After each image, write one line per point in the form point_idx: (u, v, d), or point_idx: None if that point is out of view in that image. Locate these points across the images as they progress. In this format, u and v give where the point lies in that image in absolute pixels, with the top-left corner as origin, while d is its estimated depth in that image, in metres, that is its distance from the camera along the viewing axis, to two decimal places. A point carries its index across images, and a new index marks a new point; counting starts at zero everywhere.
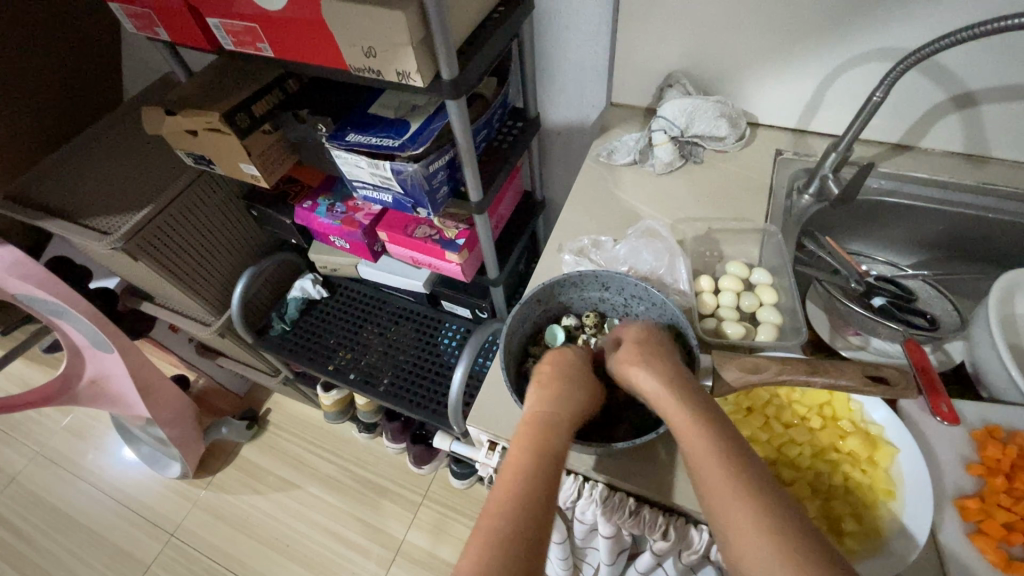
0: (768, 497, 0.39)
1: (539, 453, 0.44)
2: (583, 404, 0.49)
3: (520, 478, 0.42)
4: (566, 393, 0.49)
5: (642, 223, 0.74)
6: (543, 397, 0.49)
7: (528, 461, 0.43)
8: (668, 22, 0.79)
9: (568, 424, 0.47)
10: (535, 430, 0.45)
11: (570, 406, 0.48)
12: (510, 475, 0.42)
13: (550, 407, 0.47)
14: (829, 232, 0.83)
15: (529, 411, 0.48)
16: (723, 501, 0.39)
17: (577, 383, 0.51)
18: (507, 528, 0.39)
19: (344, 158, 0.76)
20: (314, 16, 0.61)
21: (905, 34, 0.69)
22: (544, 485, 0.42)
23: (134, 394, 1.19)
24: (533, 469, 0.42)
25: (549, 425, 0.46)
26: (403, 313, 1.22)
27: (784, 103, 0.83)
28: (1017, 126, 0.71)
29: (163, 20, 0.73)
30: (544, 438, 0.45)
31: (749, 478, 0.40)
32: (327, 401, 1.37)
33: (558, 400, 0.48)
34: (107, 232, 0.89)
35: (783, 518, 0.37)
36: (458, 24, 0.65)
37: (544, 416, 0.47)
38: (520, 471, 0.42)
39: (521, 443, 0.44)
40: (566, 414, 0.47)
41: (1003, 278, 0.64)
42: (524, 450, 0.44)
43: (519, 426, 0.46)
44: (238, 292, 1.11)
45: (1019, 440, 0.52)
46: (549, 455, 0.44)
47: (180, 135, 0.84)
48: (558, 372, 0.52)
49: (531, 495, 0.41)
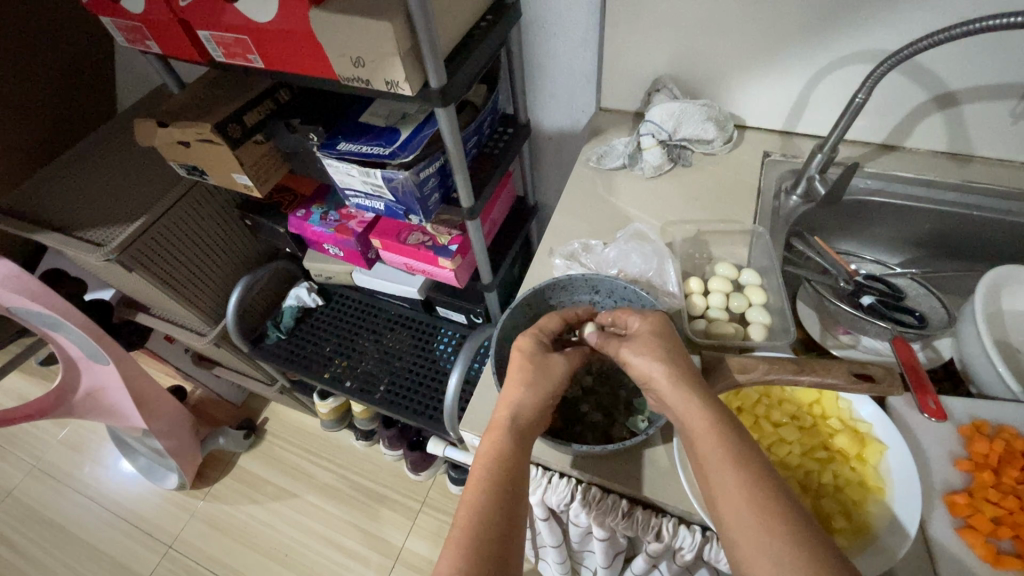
0: (772, 501, 0.39)
1: (504, 462, 0.46)
2: (545, 400, 0.51)
3: (487, 488, 0.44)
4: (527, 392, 0.51)
5: (631, 226, 0.75)
6: (504, 402, 0.51)
7: (489, 470, 0.45)
8: (654, 28, 0.80)
9: (527, 427, 0.49)
10: (497, 438, 0.48)
11: (531, 406, 0.50)
12: (477, 484, 0.45)
13: (512, 411, 0.50)
14: (819, 232, 0.84)
15: (499, 415, 0.50)
16: (732, 505, 0.40)
17: (541, 378, 0.52)
18: (476, 536, 0.41)
19: (335, 167, 0.77)
20: (303, 27, 0.62)
21: (885, 36, 0.70)
22: (508, 492, 0.44)
23: (129, 406, 1.19)
24: (496, 478, 0.45)
25: (511, 431, 0.48)
26: (398, 320, 1.22)
27: (770, 105, 0.84)
28: (998, 125, 0.73)
29: (154, 33, 0.74)
30: (506, 444, 0.47)
31: (756, 482, 0.40)
32: (324, 409, 1.38)
33: (520, 404, 0.50)
34: (99, 244, 0.89)
35: (786, 519, 0.38)
36: (445, 33, 0.66)
37: (503, 423, 0.49)
38: (485, 481, 0.45)
39: (487, 453, 0.47)
40: (524, 416, 0.50)
41: (986, 277, 0.65)
42: (489, 459, 0.46)
43: (484, 436, 0.49)
44: (232, 303, 1.11)
45: (1006, 435, 0.53)
46: (512, 462, 0.46)
47: (172, 146, 0.84)
48: (529, 364, 0.53)
49: (497, 502, 0.43)
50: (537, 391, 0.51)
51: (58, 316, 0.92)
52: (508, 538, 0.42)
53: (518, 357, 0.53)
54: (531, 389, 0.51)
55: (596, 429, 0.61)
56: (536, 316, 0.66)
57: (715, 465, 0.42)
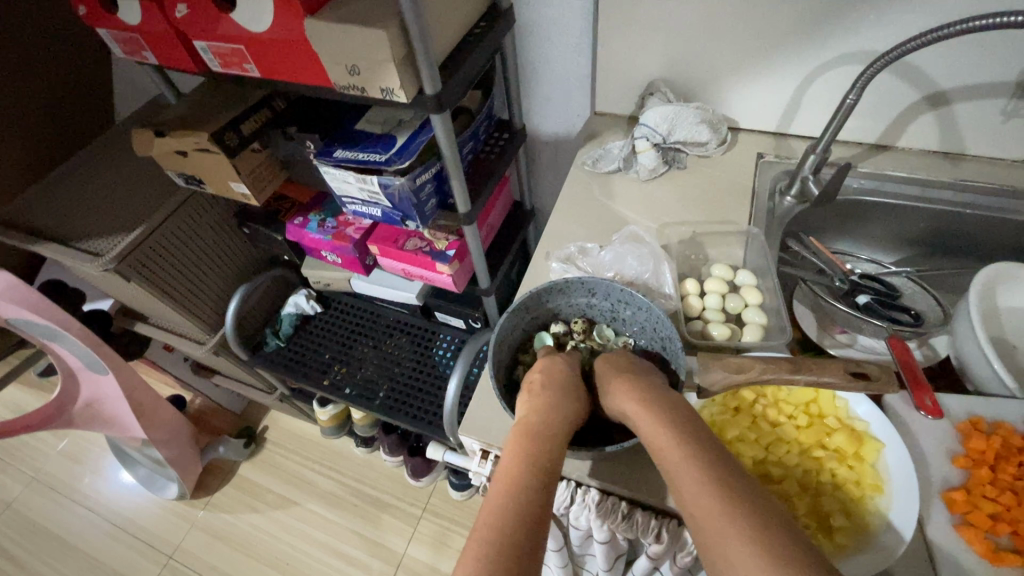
0: (748, 515, 0.37)
1: (530, 462, 0.44)
2: (574, 408, 0.51)
3: (511, 485, 0.43)
4: (557, 400, 0.51)
5: (626, 228, 0.75)
6: (533, 408, 0.50)
7: (517, 469, 0.44)
8: (647, 33, 0.81)
9: (558, 431, 0.48)
10: (525, 440, 0.47)
11: (562, 413, 0.50)
12: (501, 483, 0.43)
13: (535, 417, 0.49)
14: (814, 232, 0.84)
15: (523, 419, 0.49)
16: (708, 519, 0.38)
17: (568, 389, 0.53)
18: (501, 534, 0.39)
19: (332, 174, 0.77)
20: (298, 36, 0.62)
21: (876, 36, 0.71)
22: (538, 492, 0.43)
23: (128, 416, 1.19)
24: (524, 476, 0.43)
25: (538, 434, 0.47)
26: (397, 326, 1.23)
27: (763, 107, 0.84)
28: (989, 123, 0.73)
29: (150, 44, 0.74)
30: (535, 446, 0.46)
31: (732, 494, 0.39)
32: (324, 416, 1.37)
33: (547, 410, 0.50)
34: (97, 254, 0.89)
35: (756, 517, 0.37)
36: (440, 40, 0.66)
37: (530, 428, 0.48)
38: (510, 481, 0.43)
39: (511, 454, 0.46)
40: (557, 421, 0.49)
41: (979, 274, 0.66)
42: (514, 458, 0.45)
43: (508, 440, 0.48)
44: (231, 311, 1.11)
45: (1002, 431, 0.53)
46: (539, 460, 0.45)
47: (169, 155, 0.85)
48: (559, 375, 0.54)
49: (525, 501, 0.42)
50: (565, 401, 0.51)
51: (57, 327, 0.92)
52: (535, 540, 0.40)
53: (549, 370, 0.55)
54: (558, 398, 0.51)
55: None
56: (533, 320, 0.66)
57: (688, 479, 0.40)
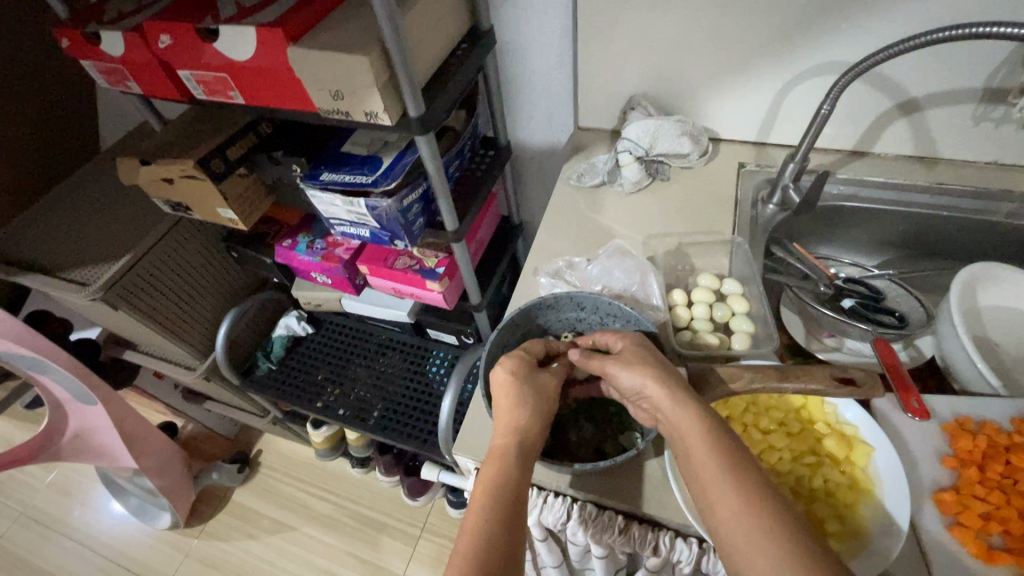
0: (761, 512, 0.39)
1: (503, 488, 0.46)
2: (540, 423, 0.51)
3: (487, 513, 0.44)
4: (521, 416, 0.51)
5: (613, 242, 0.76)
6: (500, 429, 0.51)
7: (488, 495, 0.45)
8: (625, 48, 0.83)
9: (528, 453, 0.49)
10: (494, 464, 0.48)
11: (527, 429, 0.50)
12: (477, 510, 0.45)
13: (510, 439, 0.50)
14: (798, 238, 0.86)
15: (497, 440, 0.50)
16: (724, 509, 0.40)
17: (529, 401, 0.52)
18: (476, 562, 0.41)
19: (319, 197, 0.77)
20: (279, 64, 0.63)
21: (846, 47, 0.73)
22: (508, 517, 0.44)
23: (118, 444, 1.18)
24: (500, 503, 0.45)
25: (512, 459, 0.48)
26: (390, 344, 1.23)
27: (741, 117, 0.86)
28: (961, 128, 0.75)
29: (134, 74, 0.75)
30: (504, 470, 0.47)
31: (748, 485, 0.41)
32: (317, 439, 1.36)
33: (520, 429, 0.50)
34: (85, 284, 0.89)
35: (780, 520, 0.39)
36: (422, 64, 0.67)
37: (506, 450, 0.49)
38: (482, 508, 0.45)
39: (486, 479, 0.47)
40: (521, 440, 0.50)
41: (958, 277, 0.68)
42: (491, 484, 0.46)
43: (485, 462, 0.48)
44: (222, 335, 1.11)
45: (988, 429, 0.54)
46: (513, 486, 0.46)
47: (154, 183, 0.85)
48: (519, 390, 0.53)
49: (500, 527, 0.43)
50: (532, 417, 0.51)
51: (44, 357, 0.92)
52: (511, 564, 0.42)
53: (509, 380, 0.53)
54: (525, 413, 0.51)
55: (588, 445, 0.61)
56: (524, 335, 0.66)
57: (707, 474, 0.42)
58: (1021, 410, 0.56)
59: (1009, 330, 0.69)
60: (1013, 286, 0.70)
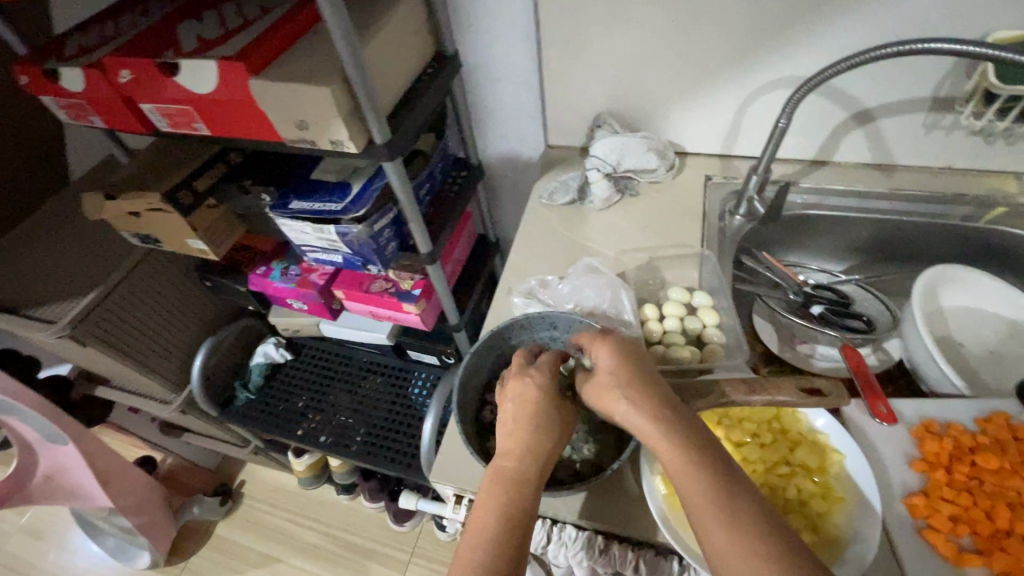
0: (756, 545, 0.38)
1: (506, 514, 0.45)
2: (551, 445, 0.50)
3: (488, 538, 0.43)
4: (533, 439, 0.50)
5: (582, 260, 0.76)
6: (510, 451, 0.49)
7: (490, 520, 0.45)
8: (589, 69, 0.84)
9: (535, 476, 0.48)
10: (499, 489, 0.47)
11: (536, 452, 0.49)
12: (477, 536, 0.44)
13: (516, 462, 0.48)
14: (767, 247, 0.87)
15: (501, 462, 0.49)
16: (718, 539, 0.39)
17: (546, 424, 0.51)
18: None
19: (289, 226, 0.77)
20: (241, 97, 0.63)
21: (800, 63, 0.75)
22: (509, 546, 0.43)
23: (93, 484, 1.14)
24: (502, 529, 0.44)
25: (515, 483, 0.47)
26: (370, 367, 1.21)
27: (705, 132, 0.88)
28: (914, 136, 0.78)
29: (97, 109, 0.74)
30: (508, 495, 0.46)
31: (746, 515, 0.40)
32: (300, 467, 1.33)
33: (527, 452, 0.49)
34: (51, 321, 0.87)
35: (768, 549, 0.38)
36: (385, 91, 0.68)
37: (509, 474, 0.48)
38: (483, 534, 0.44)
39: (487, 503, 0.46)
40: (535, 466, 0.48)
41: (920, 280, 0.70)
42: (493, 509, 0.45)
43: (486, 484, 0.48)
44: (198, 366, 1.09)
45: (953, 431, 0.55)
46: (516, 511, 0.45)
47: (121, 217, 0.84)
48: (541, 411, 0.51)
49: (501, 554, 0.43)
50: (543, 437, 0.50)
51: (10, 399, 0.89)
52: None
53: (531, 398, 0.52)
54: (537, 435, 0.50)
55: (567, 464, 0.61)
56: (498, 357, 0.66)
57: (699, 501, 0.41)
58: (984, 409, 0.57)
59: (970, 330, 0.72)
60: (972, 287, 0.72)
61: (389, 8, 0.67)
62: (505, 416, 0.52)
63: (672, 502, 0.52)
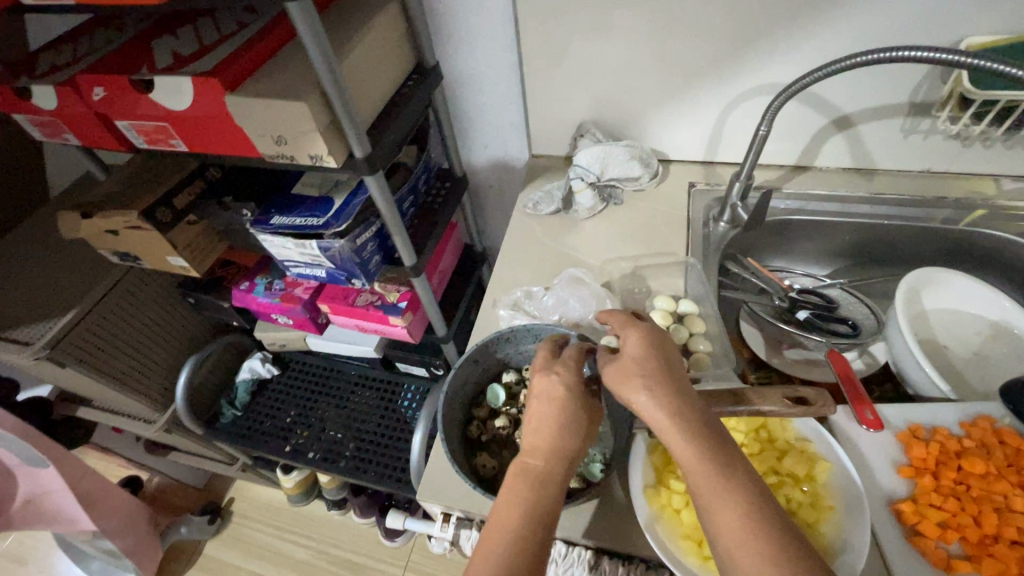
0: (770, 547, 0.38)
1: (532, 513, 0.44)
2: (579, 441, 0.48)
3: (509, 539, 0.42)
4: (561, 438, 0.47)
5: (567, 271, 0.75)
6: (535, 448, 0.47)
7: (513, 520, 0.43)
8: (570, 79, 0.84)
9: (561, 474, 0.46)
10: (523, 486, 0.45)
11: (564, 450, 0.47)
12: (499, 536, 0.43)
13: (541, 460, 0.46)
14: (752, 252, 0.87)
15: (524, 459, 0.47)
16: (730, 540, 0.39)
17: (575, 423, 0.48)
18: None
19: (270, 241, 0.76)
20: (217, 113, 0.61)
21: (779, 70, 0.76)
22: (534, 544, 0.42)
23: (75, 508, 1.11)
24: (527, 528, 0.43)
25: (540, 481, 0.45)
26: (359, 381, 1.20)
27: (688, 139, 0.88)
28: (893, 141, 0.78)
29: (71, 126, 0.73)
30: (532, 492, 0.45)
31: (760, 516, 0.40)
32: (289, 484, 1.31)
33: (554, 450, 0.47)
34: (27, 343, 0.85)
35: (782, 551, 0.38)
36: (364, 104, 0.68)
37: (533, 471, 0.46)
38: (505, 534, 0.43)
39: (506, 503, 0.45)
40: (561, 465, 0.47)
41: (902, 283, 0.70)
42: (513, 508, 0.44)
43: (505, 483, 0.46)
44: (181, 384, 1.07)
45: (938, 436, 0.55)
46: (541, 508, 0.44)
47: (99, 235, 0.82)
48: (571, 406, 0.48)
49: (526, 554, 0.42)
50: (571, 434, 0.48)
51: None
52: None
53: (560, 396, 0.49)
54: (565, 435, 0.47)
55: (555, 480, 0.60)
56: (483, 370, 0.66)
57: (717, 502, 0.41)
58: (969, 413, 0.58)
59: (953, 331, 0.72)
60: (954, 289, 0.73)
61: (367, 22, 0.66)
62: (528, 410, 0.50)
63: (659, 516, 0.51)
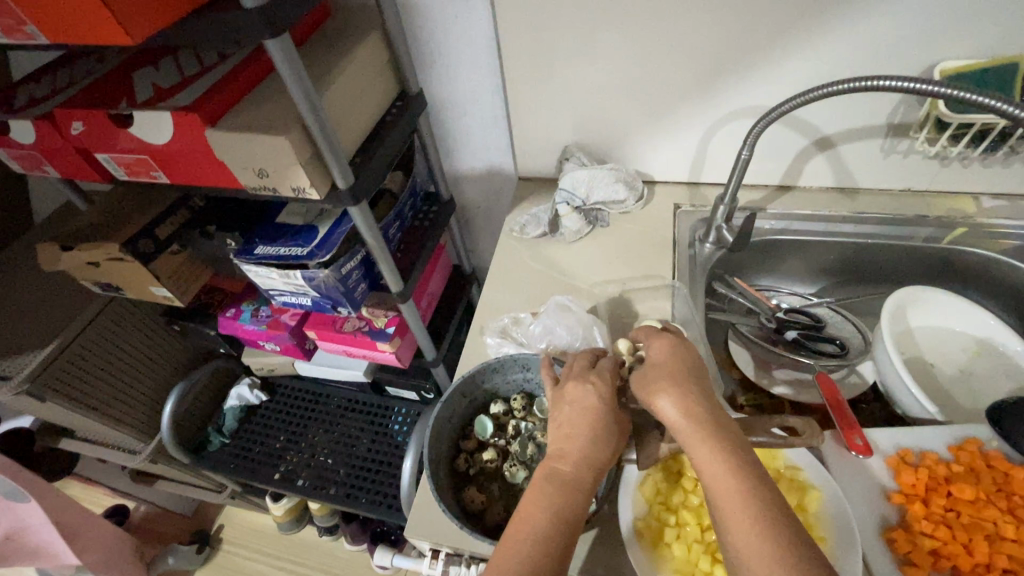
0: (772, 544, 0.38)
1: (557, 514, 0.44)
2: (606, 450, 0.48)
3: (529, 539, 0.42)
4: (592, 446, 0.48)
5: (554, 298, 0.73)
6: (565, 454, 0.48)
7: (536, 520, 0.43)
8: (554, 104, 0.85)
9: (591, 480, 0.46)
10: (550, 488, 0.45)
11: (593, 458, 0.47)
12: (520, 536, 0.42)
13: (569, 466, 0.47)
14: (738, 272, 0.88)
15: (550, 464, 0.48)
16: (740, 543, 0.39)
17: (607, 432, 0.49)
18: None
19: (254, 271, 0.75)
20: (199, 146, 0.61)
21: (758, 94, 0.77)
22: (557, 544, 0.42)
23: (58, 542, 1.08)
24: (552, 529, 0.43)
25: (567, 486, 0.45)
26: (349, 406, 1.18)
27: (674, 161, 0.89)
28: (872, 161, 0.79)
29: (49, 159, 0.72)
30: (560, 495, 0.45)
31: (772, 520, 0.39)
32: (279, 511, 1.28)
33: (584, 457, 0.47)
34: (5, 378, 0.83)
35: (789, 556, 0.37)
36: (347, 134, 0.68)
37: (560, 474, 0.46)
38: (526, 533, 0.42)
39: (528, 506, 0.45)
40: (590, 473, 0.47)
41: (888, 303, 0.71)
42: (536, 509, 0.44)
43: (528, 488, 0.46)
44: (167, 414, 1.05)
45: (927, 461, 0.55)
46: (567, 512, 0.44)
47: (81, 266, 0.80)
48: (603, 414, 0.49)
49: (549, 553, 0.41)
50: (600, 441, 0.48)
51: None
52: None
53: (593, 405, 0.50)
54: (594, 444, 0.48)
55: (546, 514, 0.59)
56: (471, 403, 0.65)
57: (731, 505, 0.40)
58: (957, 436, 0.57)
59: (939, 350, 0.73)
60: (939, 308, 0.73)
61: (350, 54, 0.67)
62: (558, 416, 0.51)
63: (648, 554, 0.50)
